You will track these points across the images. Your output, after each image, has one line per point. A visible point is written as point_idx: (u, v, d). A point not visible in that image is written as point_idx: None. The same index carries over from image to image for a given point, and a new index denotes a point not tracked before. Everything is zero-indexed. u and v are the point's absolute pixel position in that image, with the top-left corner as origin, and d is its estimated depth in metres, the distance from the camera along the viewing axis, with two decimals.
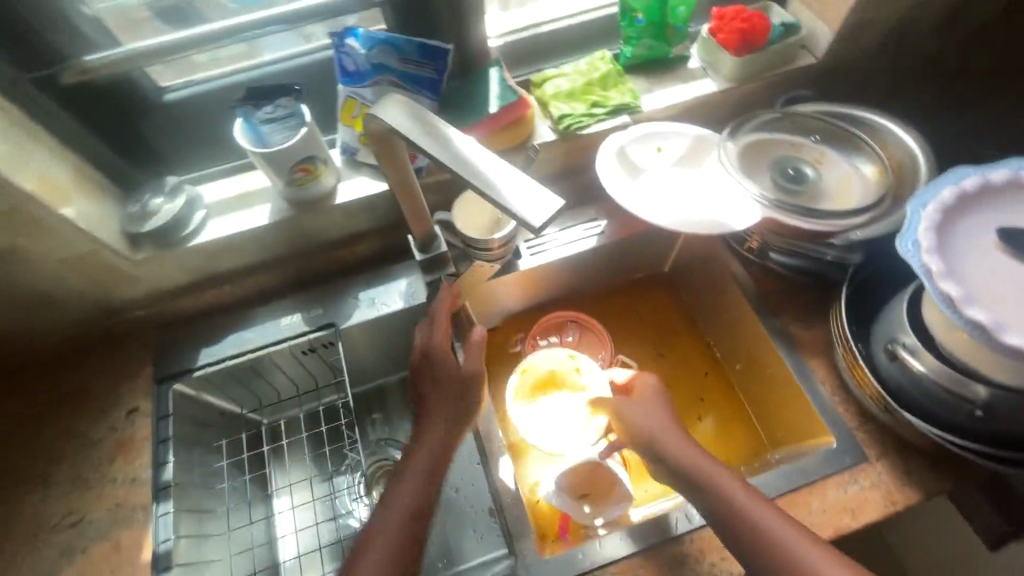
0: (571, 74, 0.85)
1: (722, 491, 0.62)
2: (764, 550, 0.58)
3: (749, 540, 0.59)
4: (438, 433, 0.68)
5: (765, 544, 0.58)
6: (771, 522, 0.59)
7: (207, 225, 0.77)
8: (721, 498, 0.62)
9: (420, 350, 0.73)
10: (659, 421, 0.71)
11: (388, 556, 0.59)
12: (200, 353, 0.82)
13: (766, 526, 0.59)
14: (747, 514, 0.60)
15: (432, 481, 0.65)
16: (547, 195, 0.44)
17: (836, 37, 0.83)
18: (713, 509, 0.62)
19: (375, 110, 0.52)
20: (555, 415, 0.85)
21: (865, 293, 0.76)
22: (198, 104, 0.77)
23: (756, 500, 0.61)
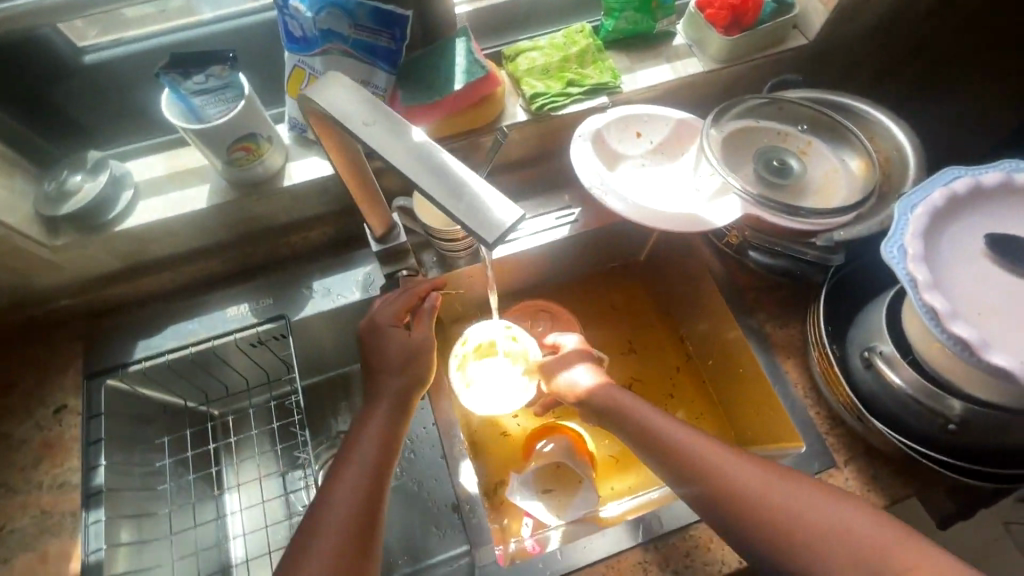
0: (546, 48, 0.78)
1: (711, 465, 0.57)
2: (765, 527, 0.53)
3: (749, 516, 0.54)
4: (385, 414, 0.61)
5: (769, 509, 0.53)
6: (774, 491, 0.54)
7: (137, 208, 0.69)
8: (714, 483, 0.56)
9: (369, 358, 0.65)
10: (629, 400, 0.66)
11: (341, 536, 0.53)
12: (138, 347, 0.76)
13: (766, 495, 0.54)
14: (747, 489, 0.55)
15: (384, 463, 0.58)
16: (505, 205, 0.37)
17: (831, 17, 0.77)
18: (703, 495, 0.57)
19: (310, 93, 0.44)
20: (501, 381, 0.79)
21: (843, 294, 0.73)
22: (125, 67, 0.68)
23: (753, 469, 0.56)
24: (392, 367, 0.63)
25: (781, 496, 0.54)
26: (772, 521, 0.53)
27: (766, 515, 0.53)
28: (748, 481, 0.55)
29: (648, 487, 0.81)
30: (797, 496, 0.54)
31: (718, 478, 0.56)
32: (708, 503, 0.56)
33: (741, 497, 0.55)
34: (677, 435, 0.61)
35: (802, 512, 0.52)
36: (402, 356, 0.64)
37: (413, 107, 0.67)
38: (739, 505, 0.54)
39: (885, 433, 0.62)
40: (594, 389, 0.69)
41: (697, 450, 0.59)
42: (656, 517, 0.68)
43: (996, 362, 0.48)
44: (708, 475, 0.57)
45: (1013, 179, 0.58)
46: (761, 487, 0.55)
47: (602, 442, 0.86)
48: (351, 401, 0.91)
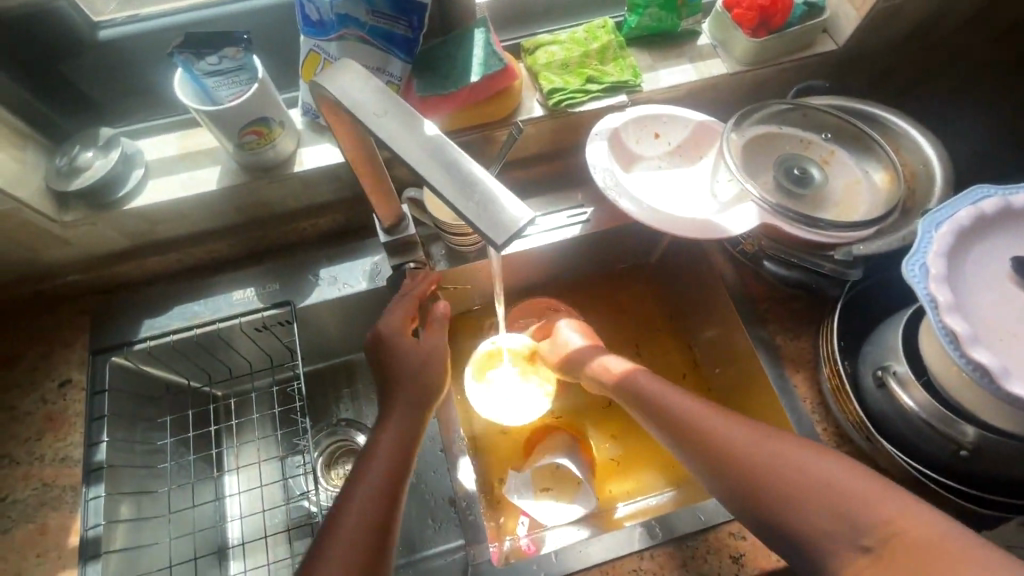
0: (566, 42, 0.77)
1: (724, 436, 0.58)
2: (767, 492, 0.53)
3: (753, 479, 0.54)
4: (405, 423, 0.61)
5: (789, 474, 0.53)
6: (793, 456, 0.54)
7: (146, 187, 0.69)
8: (719, 450, 0.57)
9: (382, 365, 0.65)
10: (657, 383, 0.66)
11: (362, 533, 0.52)
12: (142, 326, 0.76)
13: (773, 460, 0.54)
14: (763, 457, 0.55)
15: (404, 463, 0.58)
16: (513, 207, 0.36)
17: (862, 23, 0.75)
18: (707, 460, 0.58)
19: (323, 79, 0.42)
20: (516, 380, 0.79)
21: (858, 310, 0.71)
22: (140, 44, 0.68)
23: (761, 437, 0.57)
24: (412, 381, 0.63)
25: (784, 460, 0.54)
26: (778, 485, 0.53)
27: (768, 481, 0.54)
28: (751, 448, 0.56)
29: (648, 492, 0.80)
30: (816, 462, 0.53)
31: (722, 446, 0.57)
32: (712, 468, 0.57)
33: (744, 463, 0.55)
34: (684, 407, 0.62)
35: (823, 476, 0.52)
36: (415, 365, 0.64)
37: (428, 98, 0.66)
38: (741, 471, 0.55)
39: (893, 454, 0.61)
40: (623, 377, 0.69)
41: (705, 419, 0.60)
42: (653, 525, 0.67)
43: (1015, 392, 0.46)
44: (723, 447, 0.57)
45: None
46: (770, 452, 0.55)
47: (604, 445, 0.84)
48: (355, 388, 0.91)
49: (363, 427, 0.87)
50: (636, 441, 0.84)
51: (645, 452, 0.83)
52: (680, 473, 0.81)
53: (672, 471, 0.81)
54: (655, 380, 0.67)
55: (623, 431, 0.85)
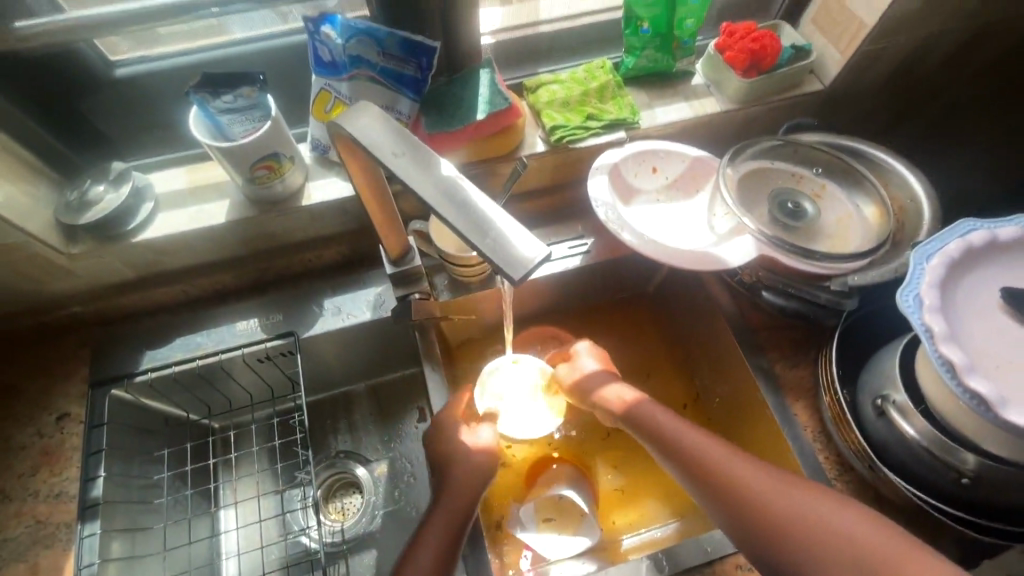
0: (566, 82, 0.80)
1: (733, 481, 0.58)
2: (766, 526, 0.55)
3: (753, 512, 0.56)
4: (461, 505, 0.62)
5: (793, 522, 0.54)
6: (797, 501, 0.55)
7: (155, 220, 0.70)
8: (722, 480, 0.59)
9: (441, 465, 0.67)
10: (662, 414, 0.67)
11: None
12: (144, 357, 0.76)
13: (775, 498, 0.56)
14: (769, 504, 0.56)
15: (456, 541, 0.60)
16: (529, 241, 0.37)
17: (847, 65, 0.78)
18: (709, 489, 0.59)
19: (345, 119, 0.44)
20: (524, 397, 0.77)
21: (854, 338, 0.73)
22: (153, 82, 0.70)
23: (765, 473, 0.58)
24: (470, 478, 0.65)
25: (790, 506, 0.55)
26: (777, 523, 0.55)
27: (770, 517, 0.55)
28: (752, 486, 0.57)
29: (652, 523, 0.79)
30: (819, 508, 0.54)
31: (726, 479, 0.59)
32: (715, 499, 0.59)
33: (746, 497, 0.57)
34: (691, 442, 0.63)
35: (827, 523, 0.53)
36: (480, 469, 0.66)
37: (436, 135, 0.69)
38: (743, 504, 0.57)
39: (897, 483, 0.61)
40: (630, 405, 0.70)
41: (711, 450, 0.62)
42: (660, 558, 0.66)
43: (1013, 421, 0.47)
44: (730, 491, 0.58)
45: None
46: (776, 495, 0.56)
47: (606, 475, 0.83)
48: (355, 419, 0.90)
49: (363, 458, 0.87)
50: (638, 471, 0.83)
51: (648, 482, 0.82)
52: (684, 503, 0.80)
53: (674, 501, 0.81)
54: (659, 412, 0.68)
55: (625, 460, 0.84)
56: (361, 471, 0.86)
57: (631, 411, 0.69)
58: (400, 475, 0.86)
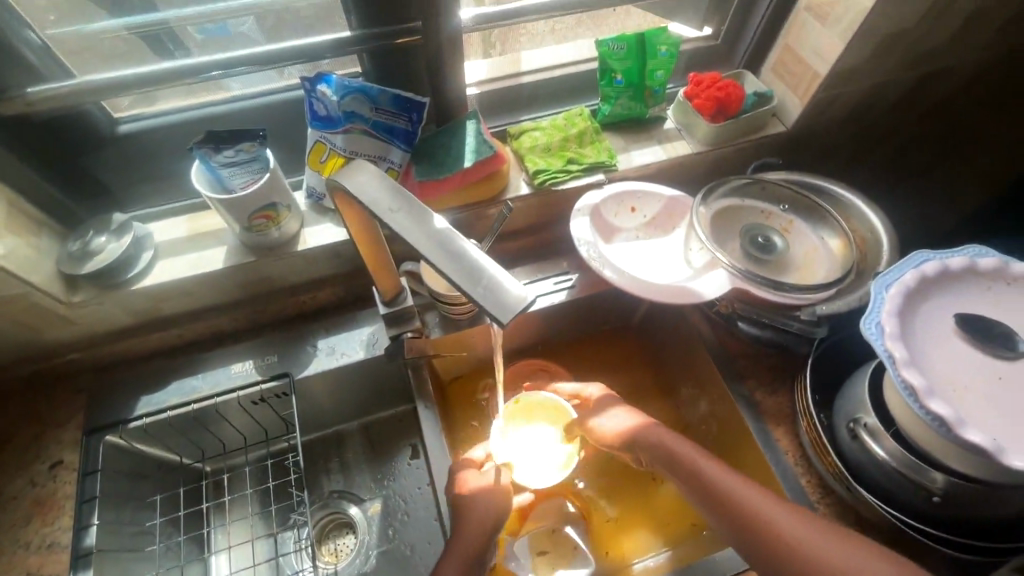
0: (548, 129, 0.85)
1: (740, 502, 0.61)
2: (770, 546, 0.57)
3: (765, 535, 0.58)
4: (470, 546, 0.63)
5: (786, 544, 0.57)
6: (790, 527, 0.58)
7: (154, 267, 0.72)
8: (735, 503, 0.61)
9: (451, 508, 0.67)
10: (667, 435, 0.70)
11: None
12: (140, 402, 0.77)
13: (789, 523, 0.58)
14: (772, 523, 0.58)
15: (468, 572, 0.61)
16: (515, 288, 0.40)
17: (805, 110, 0.85)
18: (725, 511, 0.61)
19: (343, 178, 0.47)
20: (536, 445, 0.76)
21: (827, 364, 0.76)
22: (155, 138, 0.73)
23: (776, 500, 0.61)
24: (480, 524, 0.65)
25: (786, 528, 0.58)
26: (789, 546, 0.57)
27: (781, 541, 0.57)
28: (750, 506, 0.60)
29: (643, 553, 0.80)
30: (809, 534, 0.57)
31: (741, 503, 0.61)
32: (728, 522, 0.61)
33: (751, 515, 0.60)
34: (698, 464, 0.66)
35: (820, 549, 0.56)
36: (485, 521, 0.65)
37: (426, 183, 0.73)
38: (758, 526, 0.59)
39: (873, 503, 0.64)
40: (636, 426, 0.72)
41: (724, 474, 0.64)
42: None
43: (972, 440, 0.51)
44: (734, 509, 0.61)
45: (976, 263, 0.64)
46: (776, 516, 0.59)
47: (600, 506, 0.85)
48: (347, 457, 0.91)
49: (357, 497, 0.87)
50: (629, 501, 0.85)
51: (641, 511, 0.84)
52: (676, 532, 0.82)
53: (664, 531, 0.82)
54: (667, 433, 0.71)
55: (616, 490, 0.86)
56: (356, 510, 0.87)
57: (640, 430, 0.72)
58: (394, 513, 0.86)
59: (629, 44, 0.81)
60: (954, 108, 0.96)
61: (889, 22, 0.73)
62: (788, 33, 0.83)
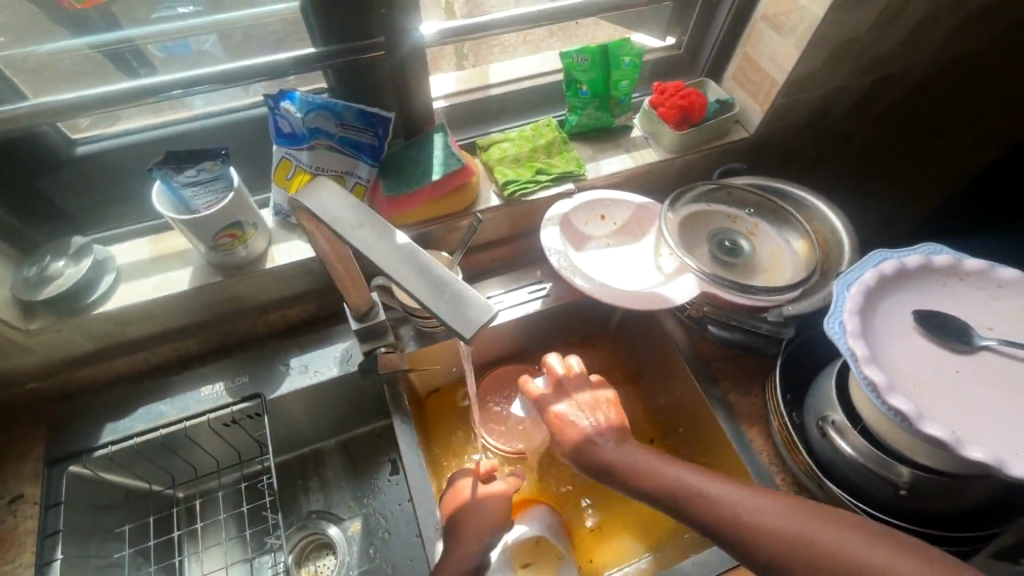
0: (516, 140, 0.86)
1: (713, 497, 0.61)
2: (748, 540, 0.58)
3: (739, 530, 0.58)
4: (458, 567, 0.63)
5: (764, 535, 0.57)
6: (767, 515, 0.58)
7: (116, 291, 0.70)
8: (699, 507, 0.61)
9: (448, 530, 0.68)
10: (620, 449, 0.69)
11: None
12: (104, 430, 0.74)
13: (759, 512, 0.58)
14: (747, 517, 0.58)
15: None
16: (478, 300, 0.40)
17: (766, 116, 0.87)
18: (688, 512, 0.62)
19: (305, 196, 0.47)
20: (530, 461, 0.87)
21: (796, 364, 0.78)
22: (114, 159, 0.72)
23: (743, 489, 0.61)
24: (469, 545, 0.66)
25: (762, 518, 0.58)
26: (765, 535, 0.57)
27: (760, 534, 0.57)
28: (725, 502, 0.60)
29: (628, 559, 0.80)
30: (787, 520, 0.57)
31: (706, 502, 0.61)
32: (696, 524, 0.61)
33: (723, 513, 0.60)
34: (660, 467, 0.66)
35: (799, 533, 0.56)
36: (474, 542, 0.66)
37: (395, 197, 0.73)
38: (724, 523, 0.59)
39: (843, 499, 0.65)
40: (585, 435, 0.71)
41: (684, 473, 0.64)
42: None
43: (932, 433, 0.52)
44: (707, 507, 0.61)
45: (932, 261, 0.66)
46: (751, 510, 0.59)
47: (582, 515, 0.84)
48: (327, 476, 0.90)
49: (336, 516, 0.86)
50: (612, 508, 0.84)
51: (621, 518, 0.83)
52: (658, 536, 0.81)
53: (649, 536, 0.82)
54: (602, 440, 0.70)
55: (598, 498, 0.85)
56: (335, 530, 0.85)
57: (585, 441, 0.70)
58: (375, 530, 0.85)
59: (592, 56, 0.82)
60: (909, 111, 1.00)
61: (841, 31, 0.76)
62: (747, 42, 0.85)
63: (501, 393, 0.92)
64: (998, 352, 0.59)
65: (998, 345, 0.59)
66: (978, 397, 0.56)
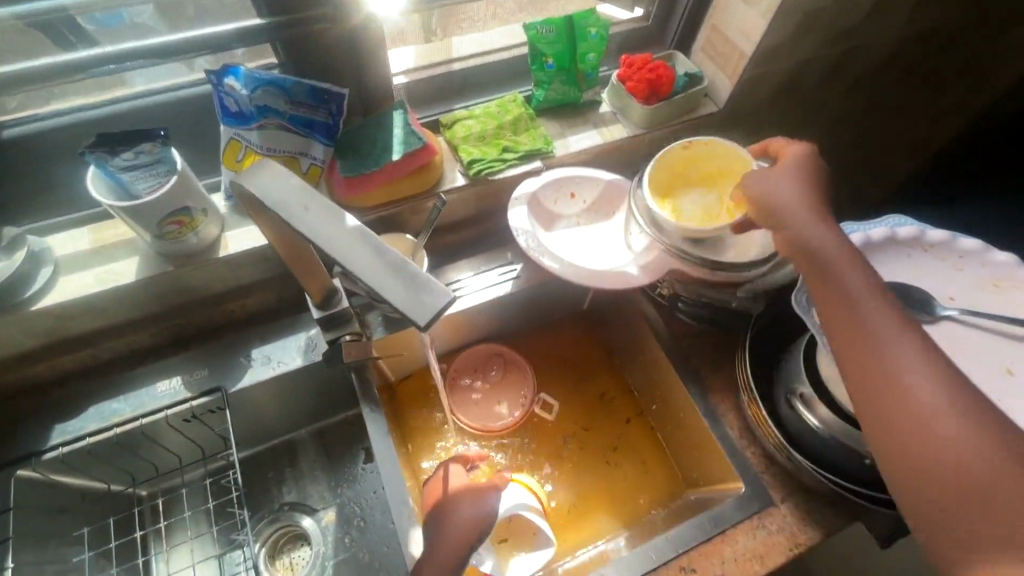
0: (481, 116, 0.83)
1: (853, 294, 0.54)
2: (861, 344, 0.51)
3: (888, 404, 0.48)
4: (448, 552, 0.61)
5: (874, 352, 0.50)
6: (897, 348, 0.50)
7: (54, 284, 0.66)
8: (835, 295, 0.55)
9: (434, 523, 0.65)
10: (800, 216, 0.61)
11: None
12: (54, 432, 0.71)
13: (938, 425, 0.46)
14: (874, 330, 0.51)
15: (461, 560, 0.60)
16: (434, 284, 0.38)
17: (735, 89, 0.86)
18: (852, 359, 0.52)
19: (243, 178, 0.44)
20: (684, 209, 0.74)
21: (766, 338, 0.78)
22: (44, 143, 0.67)
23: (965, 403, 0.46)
24: (459, 530, 0.63)
25: (894, 349, 0.50)
26: (904, 417, 0.47)
27: (878, 353, 0.50)
28: (869, 310, 0.52)
29: (601, 537, 0.79)
30: (914, 368, 0.48)
31: (847, 293, 0.54)
32: (819, 297, 0.56)
33: (854, 315, 0.53)
34: (823, 250, 0.58)
35: (914, 390, 0.48)
36: (467, 524, 0.64)
37: (353, 178, 0.70)
38: (851, 328, 0.52)
39: (813, 472, 0.66)
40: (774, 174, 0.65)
41: (903, 346, 0.50)
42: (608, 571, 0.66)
43: None
44: (839, 298, 0.54)
45: (897, 233, 0.67)
46: (887, 334, 0.51)
47: (558, 494, 0.83)
48: (299, 468, 0.88)
49: (310, 507, 0.84)
50: (585, 484, 0.83)
51: (597, 497, 0.82)
52: (633, 512, 0.81)
53: (623, 514, 0.81)
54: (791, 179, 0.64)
55: (574, 476, 0.84)
56: (309, 521, 0.83)
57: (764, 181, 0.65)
58: (351, 519, 0.83)
59: (557, 27, 0.79)
60: (875, 82, 0.99)
61: (807, 2, 0.74)
62: (714, 13, 0.83)
63: (477, 375, 0.91)
64: (959, 321, 0.60)
65: (959, 315, 0.60)
66: None
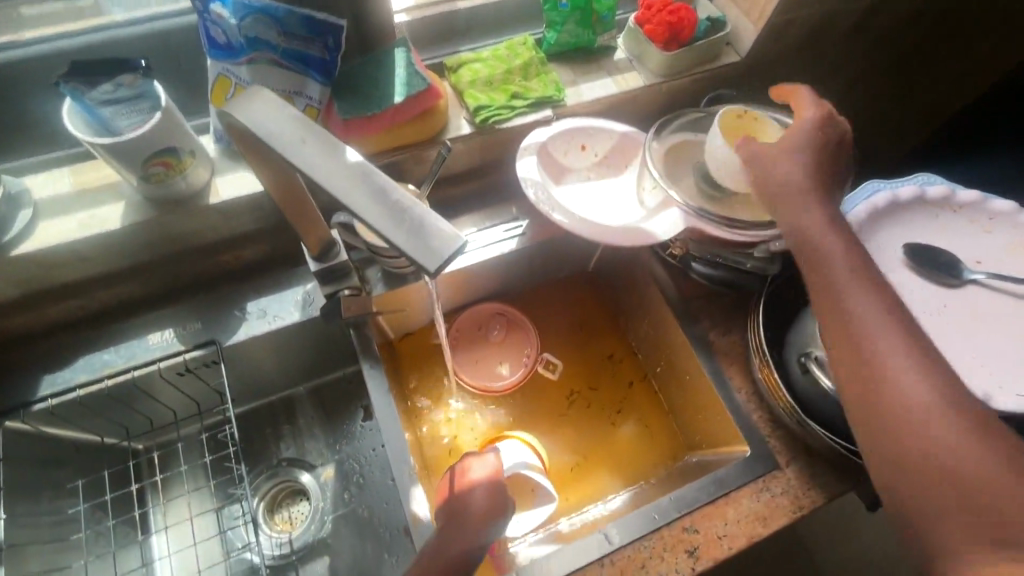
0: (488, 60, 0.77)
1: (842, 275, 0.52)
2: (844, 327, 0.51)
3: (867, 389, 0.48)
4: (475, 522, 0.59)
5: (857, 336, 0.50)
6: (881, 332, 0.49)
7: (34, 229, 0.62)
8: (824, 275, 0.53)
9: (454, 505, 0.63)
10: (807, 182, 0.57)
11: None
12: (43, 383, 0.69)
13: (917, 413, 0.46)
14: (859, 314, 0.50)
15: (484, 521, 0.60)
16: (444, 228, 0.35)
17: (759, 37, 0.80)
18: (833, 342, 0.51)
19: (234, 106, 0.40)
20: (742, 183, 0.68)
21: (778, 301, 0.76)
22: (15, 75, 0.61)
23: (939, 388, 0.46)
24: (483, 502, 0.62)
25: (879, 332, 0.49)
26: (879, 401, 0.48)
27: (860, 337, 0.50)
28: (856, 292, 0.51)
29: (603, 495, 0.79)
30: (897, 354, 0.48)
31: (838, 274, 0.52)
32: (810, 272, 0.54)
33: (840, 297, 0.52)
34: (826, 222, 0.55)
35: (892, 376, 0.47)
36: (491, 496, 0.63)
37: (352, 120, 0.65)
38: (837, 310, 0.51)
39: (823, 436, 0.65)
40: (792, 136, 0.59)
41: (882, 327, 0.49)
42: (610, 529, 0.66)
43: None
44: (829, 277, 0.53)
45: (925, 192, 0.63)
46: (871, 317, 0.50)
47: (559, 454, 0.82)
48: (297, 424, 0.86)
49: (308, 463, 0.83)
50: (588, 444, 0.83)
51: (598, 456, 0.82)
52: (633, 473, 0.81)
53: (624, 474, 0.81)
54: (806, 145, 0.59)
55: (575, 436, 0.83)
56: (308, 477, 0.82)
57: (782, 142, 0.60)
58: (350, 476, 0.83)
59: None
60: (904, 35, 0.94)
61: None
62: None
63: (478, 333, 0.89)
64: (985, 285, 0.58)
65: (986, 279, 0.57)
66: (962, 333, 0.55)
